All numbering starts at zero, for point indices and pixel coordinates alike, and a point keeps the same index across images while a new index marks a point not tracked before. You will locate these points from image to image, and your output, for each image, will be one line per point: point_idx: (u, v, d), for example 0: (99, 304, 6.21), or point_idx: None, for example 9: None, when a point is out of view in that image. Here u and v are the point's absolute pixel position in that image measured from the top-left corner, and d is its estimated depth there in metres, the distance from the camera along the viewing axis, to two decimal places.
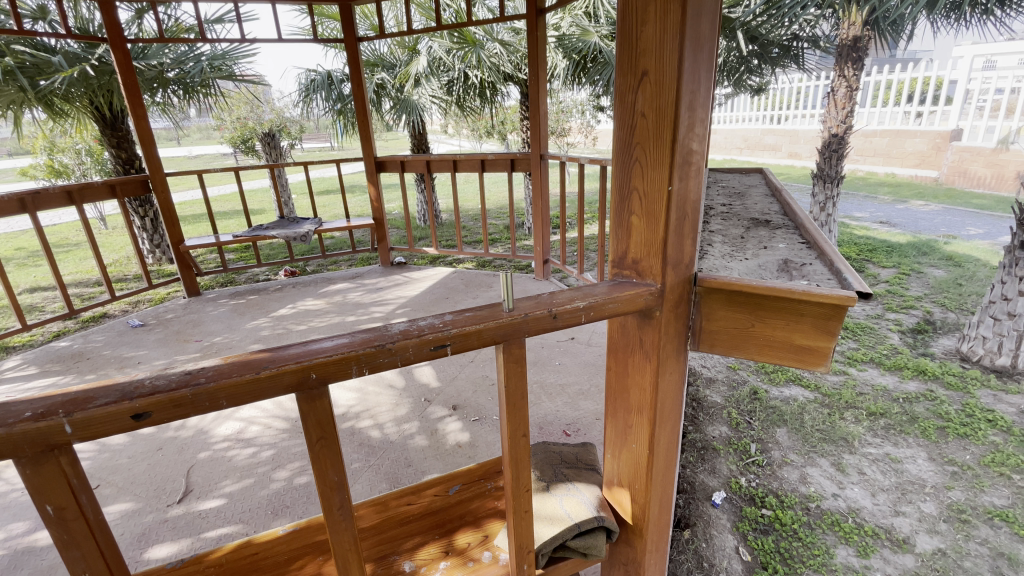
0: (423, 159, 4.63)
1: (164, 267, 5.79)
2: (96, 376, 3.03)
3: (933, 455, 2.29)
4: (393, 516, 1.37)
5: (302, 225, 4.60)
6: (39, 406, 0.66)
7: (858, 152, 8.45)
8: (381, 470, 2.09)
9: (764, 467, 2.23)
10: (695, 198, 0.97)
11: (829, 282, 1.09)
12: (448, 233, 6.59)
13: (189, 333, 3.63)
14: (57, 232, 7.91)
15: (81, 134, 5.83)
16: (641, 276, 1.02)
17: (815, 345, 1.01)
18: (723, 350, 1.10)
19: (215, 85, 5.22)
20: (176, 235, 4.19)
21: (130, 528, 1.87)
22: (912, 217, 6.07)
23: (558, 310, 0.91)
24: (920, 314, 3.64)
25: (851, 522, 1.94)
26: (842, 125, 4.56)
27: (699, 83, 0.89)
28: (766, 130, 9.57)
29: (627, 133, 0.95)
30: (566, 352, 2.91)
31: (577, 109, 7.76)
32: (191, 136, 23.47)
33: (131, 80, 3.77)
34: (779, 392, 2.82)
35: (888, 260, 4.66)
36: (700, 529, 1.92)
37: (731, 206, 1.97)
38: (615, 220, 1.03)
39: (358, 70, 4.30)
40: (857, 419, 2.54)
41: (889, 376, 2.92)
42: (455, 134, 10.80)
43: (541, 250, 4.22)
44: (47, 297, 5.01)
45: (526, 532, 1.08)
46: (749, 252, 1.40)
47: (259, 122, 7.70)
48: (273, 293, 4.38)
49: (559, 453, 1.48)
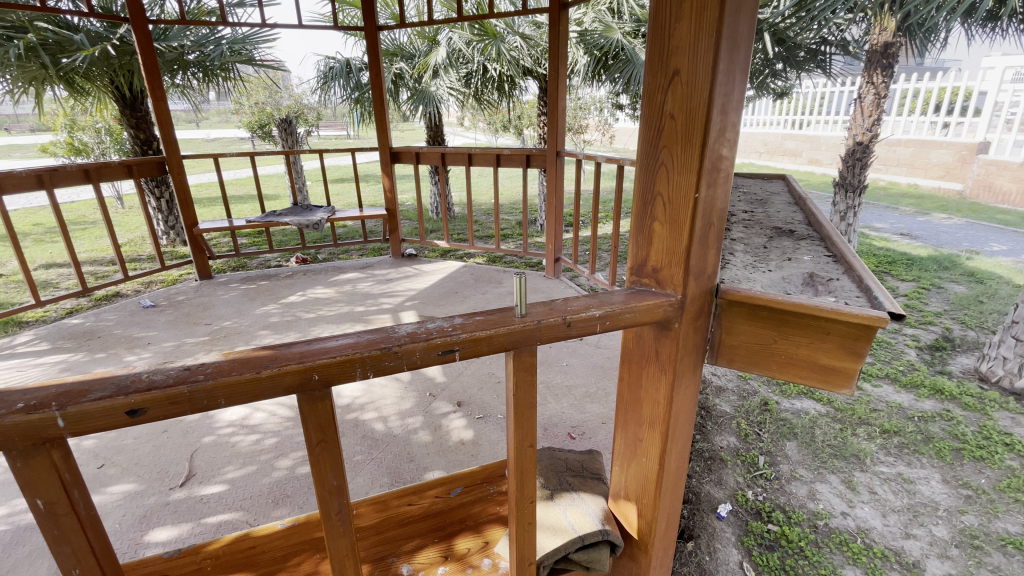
0: (439, 152, 4.58)
1: (177, 249, 5.83)
2: (105, 355, 3.04)
3: (947, 477, 2.22)
4: (393, 516, 1.35)
5: (315, 213, 4.59)
6: (32, 397, 0.64)
7: (881, 162, 8.28)
8: (383, 464, 2.07)
9: (772, 481, 2.17)
10: (721, 205, 0.93)
11: (857, 300, 1.03)
12: (460, 227, 6.56)
13: (199, 316, 3.64)
14: (75, 210, 8.00)
15: (100, 113, 5.87)
16: (660, 285, 0.98)
17: (840, 365, 0.96)
18: (742, 366, 1.06)
19: (234, 70, 5.21)
20: (190, 217, 4.20)
21: (132, 509, 1.87)
22: (933, 230, 5.92)
23: (573, 317, 0.87)
24: (939, 331, 3.55)
25: (860, 543, 1.88)
26: (868, 133, 4.44)
27: (732, 85, 0.84)
28: (786, 135, 9.40)
29: (654, 136, 0.90)
30: (574, 353, 2.87)
31: (595, 107, 7.68)
32: (210, 119, 23.62)
33: (151, 61, 3.77)
34: (791, 405, 2.76)
35: (907, 274, 4.55)
36: (704, 541, 1.88)
37: (753, 214, 1.91)
38: (636, 226, 0.98)
39: (377, 59, 4.26)
40: (870, 436, 2.48)
41: (905, 394, 2.85)
42: (470, 128, 10.74)
43: (553, 248, 4.18)
44: (62, 274, 5.06)
45: (528, 544, 1.05)
46: (772, 263, 1.35)
47: (277, 108, 7.72)
48: (283, 279, 4.38)
49: (565, 459, 1.45)
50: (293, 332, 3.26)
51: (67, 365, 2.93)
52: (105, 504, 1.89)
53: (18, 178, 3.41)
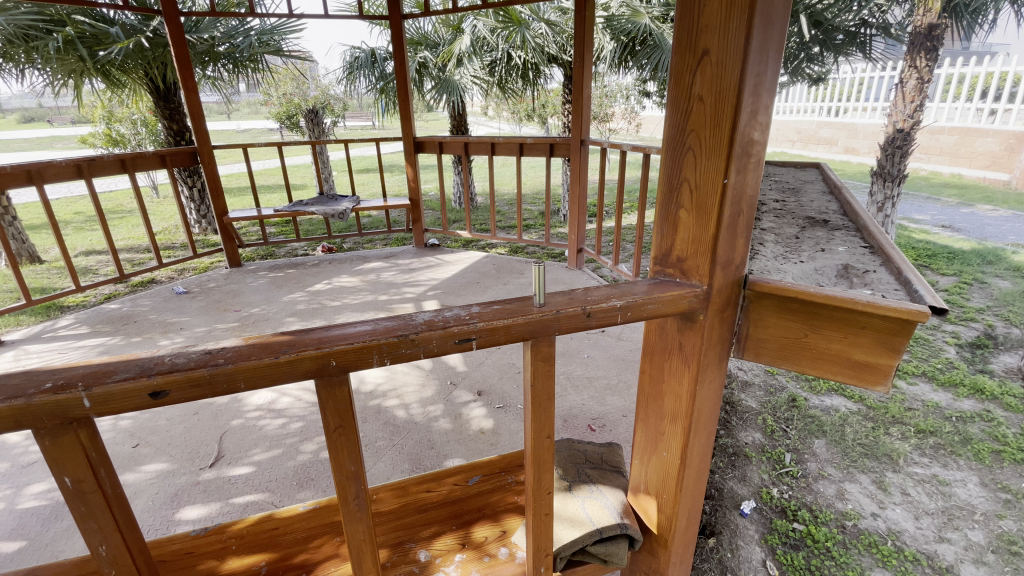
0: (462, 141, 4.56)
1: (208, 237, 6.01)
2: (141, 339, 3.16)
3: (985, 480, 2.12)
4: (412, 502, 1.36)
5: (340, 203, 4.64)
6: (59, 378, 0.65)
7: (922, 150, 7.90)
8: (404, 450, 2.09)
9: (799, 479, 2.12)
10: (751, 192, 0.89)
11: (895, 293, 0.98)
12: (482, 217, 6.57)
13: (229, 302, 3.74)
14: (113, 199, 8.32)
15: (136, 104, 6.04)
16: (685, 276, 0.95)
17: (875, 361, 0.91)
18: (770, 361, 1.02)
19: (263, 61, 5.29)
20: (221, 207, 4.30)
21: (164, 488, 1.94)
22: (977, 222, 5.63)
23: (592, 308, 0.85)
24: (980, 328, 3.38)
25: (890, 545, 1.82)
26: (909, 120, 4.23)
27: (765, 66, 0.80)
28: (822, 122, 9.07)
29: (681, 119, 0.87)
30: (596, 345, 2.84)
31: (621, 94, 7.52)
32: (241, 111, 24.18)
33: (183, 53, 3.84)
34: (820, 401, 2.68)
35: (948, 268, 4.35)
36: (726, 538, 1.85)
37: (785, 203, 1.84)
38: (660, 213, 0.95)
39: (402, 48, 4.25)
40: (903, 435, 2.38)
41: (942, 393, 2.73)
42: (494, 116, 10.69)
43: (576, 239, 4.14)
44: (101, 260, 5.27)
45: (545, 535, 1.03)
46: (804, 254, 1.29)
47: (304, 99, 7.82)
48: (310, 268, 4.46)
49: (584, 452, 1.43)
50: (319, 320, 3.32)
51: (105, 348, 3.05)
52: (139, 482, 1.97)
53: (58, 168, 3.53)
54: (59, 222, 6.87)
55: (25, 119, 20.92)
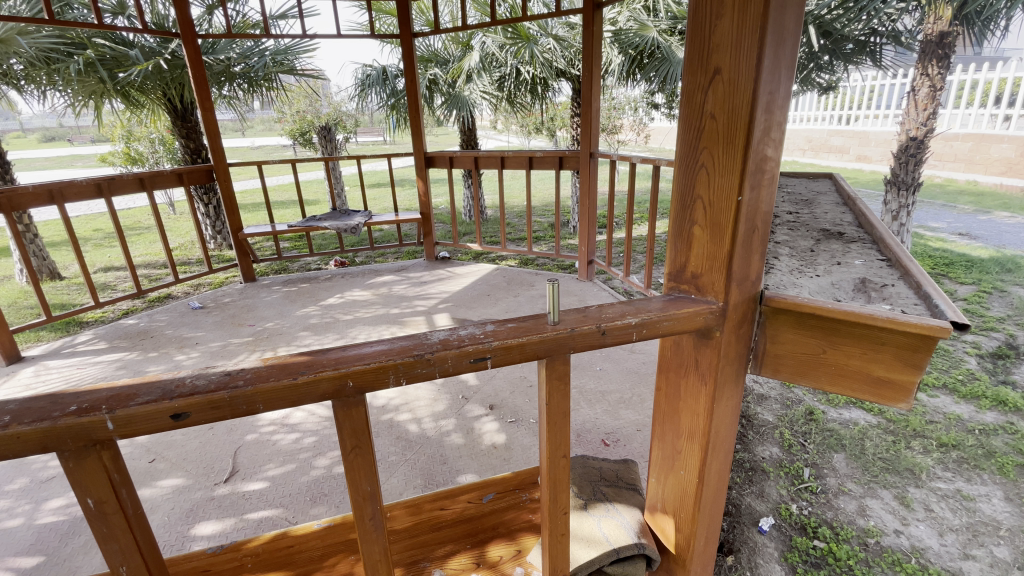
0: (472, 155, 4.60)
1: (223, 253, 6.11)
2: (157, 354, 3.20)
3: (1011, 495, 2.06)
4: (427, 520, 1.36)
5: (353, 218, 4.69)
6: (85, 401, 0.67)
7: (936, 158, 7.82)
8: (417, 465, 2.09)
9: (818, 495, 2.07)
10: (766, 208, 0.89)
11: (915, 308, 0.97)
12: (493, 229, 6.61)
13: (243, 317, 3.78)
14: (131, 215, 8.51)
15: (154, 124, 6.20)
16: (700, 292, 0.94)
17: (896, 378, 0.90)
18: (788, 377, 1.01)
19: (277, 80, 5.41)
20: (236, 223, 4.37)
21: (180, 503, 1.95)
22: (995, 229, 5.54)
23: (607, 326, 0.85)
24: (1002, 337, 3.30)
25: (914, 563, 1.76)
26: (923, 127, 4.18)
27: (778, 83, 0.80)
28: (833, 131, 9.03)
29: (694, 136, 0.87)
30: (608, 358, 2.83)
31: (630, 106, 7.55)
32: (255, 128, 24.67)
33: (200, 73, 3.94)
34: (838, 414, 2.63)
35: (967, 276, 4.27)
36: (745, 556, 1.81)
37: (798, 215, 1.83)
38: (674, 229, 0.95)
39: (413, 65, 4.31)
40: (925, 449, 2.33)
41: (964, 405, 2.66)
42: (502, 130, 10.80)
43: (587, 250, 4.14)
44: (119, 276, 5.38)
45: (561, 555, 1.02)
46: (819, 268, 1.28)
47: (317, 115, 7.97)
48: (323, 282, 4.51)
49: (598, 469, 1.41)
50: (332, 334, 3.34)
51: (122, 363, 3.10)
52: (156, 497, 1.99)
53: (78, 186, 3.62)
54: (79, 239, 7.03)
55: (47, 138, 21.51)
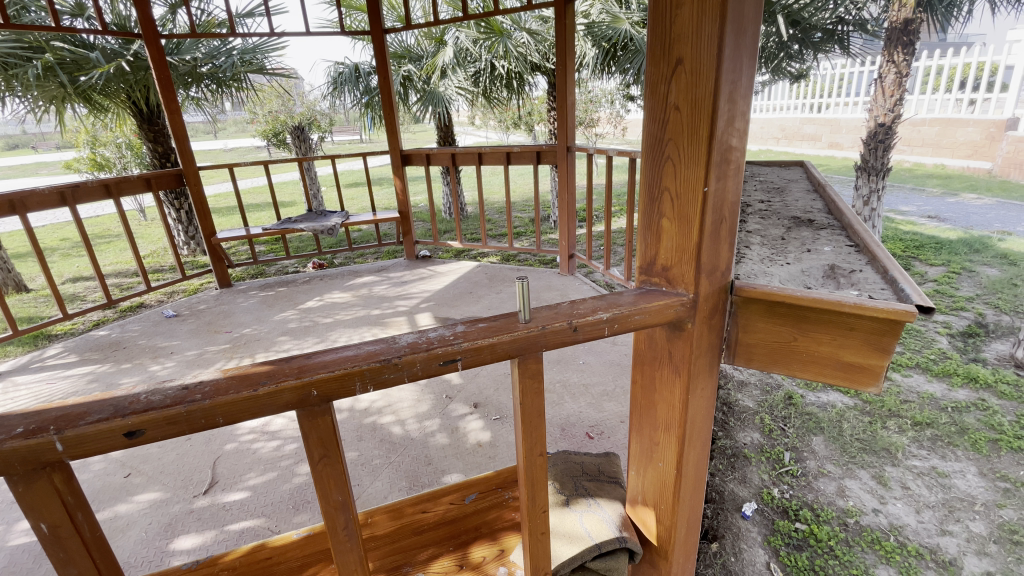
0: (449, 152, 4.55)
1: (197, 259, 5.98)
2: (131, 365, 3.12)
3: (984, 470, 2.12)
4: (408, 524, 1.34)
5: (329, 219, 4.60)
6: (32, 422, 0.64)
7: (906, 142, 8.00)
8: (401, 468, 2.07)
9: (799, 478, 2.11)
10: (733, 198, 0.89)
11: (882, 292, 0.98)
12: (472, 226, 6.60)
13: (220, 324, 3.70)
14: (100, 223, 8.28)
15: (119, 128, 6.03)
16: (671, 285, 0.94)
17: (866, 362, 0.91)
18: (761, 365, 1.01)
19: (247, 79, 5.27)
20: (208, 228, 4.28)
21: (158, 517, 1.90)
22: (962, 211, 5.70)
23: (579, 322, 0.84)
24: (971, 316, 3.40)
25: (893, 541, 1.81)
26: (890, 114, 4.27)
27: (740, 72, 0.80)
28: (804, 119, 9.19)
29: (659, 128, 0.86)
30: (591, 351, 2.83)
31: (606, 99, 7.56)
32: (227, 129, 24.17)
33: (165, 75, 3.82)
34: (816, 398, 2.68)
35: (936, 258, 4.39)
36: (729, 542, 1.83)
37: (770, 203, 1.85)
38: (644, 221, 0.95)
39: (385, 62, 4.24)
40: (901, 428, 2.39)
41: (937, 383, 2.74)
42: (480, 126, 10.73)
43: (567, 244, 4.13)
44: (88, 287, 5.22)
45: (543, 554, 1.01)
46: (790, 256, 1.29)
47: (290, 115, 7.83)
48: (301, 285, 4.43)
49: (580, 463, 1.41)
50: (312, 338, 3.29)
51: (94, 376, 3.01)
52: (132, 513, 1.93)
53: (41, 196, 3.48)
54: (45, 250, 6.81)
55: (10, 145, 20.87)
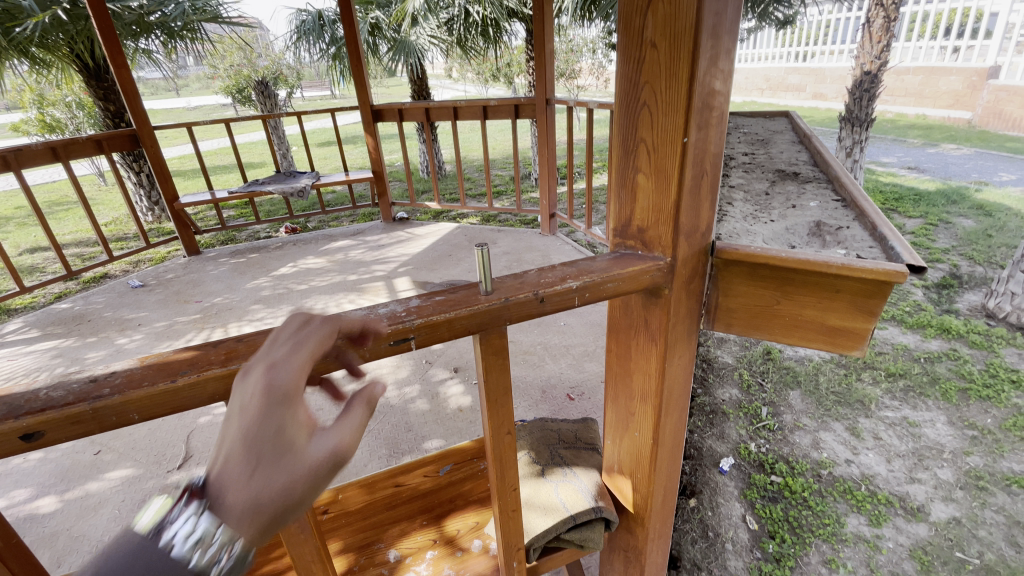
0: (422, 107, 4.32)
1: (163, 226, 5.72)
2: (97, 339, 2.99)
3: (953, 419, 2.17)
4: (381, 499, 1.30)
5: (298, 180, 4.38)
6: None
7: (888, 92, 7.89)
8: (381, 435, 2.04)
9: (775, 432, 2.13)
10: (715, 149, 0.80)
11: (870, 250, 0.92)
12: (450, 186, 6.40)
13: (189, 293, 3.55)
14: (57, 190, 7.83)
15: (66, 85, 5.57)
16: (647, 248, 0.86)
17: (850, 326, 0.86)
18: (741, 331, 0.96)
19: (201, 29, 4.86)
20: (168, 192, 4.05)
21: (131, 495, 1.84)
22: (941, 161, 5.70)
23: (546, 292, 0.76)
24: (947, 268, 3.42)
25: (863, 490, 1.85)
26: (877, 61, 4.14)
27: (725, 3, 0.69)
28: (790, 69, 8.99)
29: (633, 70, 0.76)
30: (572, 312, 2.78)
31: (587, 49, 7.24)
32: (190, 86, 22.84)
33: (107, 24, 3.48)
34: (794, 352, 2.69)
35: (915, 209, 4.39)
36: (706, 497, 1.84)
37: (754, 156, 1.77)
38: (617, 178, 0.86)
39: (350, 9, 3.93)
40: (874, 380, 2.42)
41: (911, 335, 2.77)
42: (457, 79, 10.29)
43: (548, 203, 4.02)
44: (48, 258, 4.96)
45: (515, 530, 0.98)
46: (775, 212, 1.22)
47: (254, 69, 7.36)
48: (273, 251, 4.26)
49: (557, 431, 1.38)
50: (286, 306, 3.18)
51: (58, 351, 2.88)
52: (103, 491, 1.87)
53: None
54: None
55: None
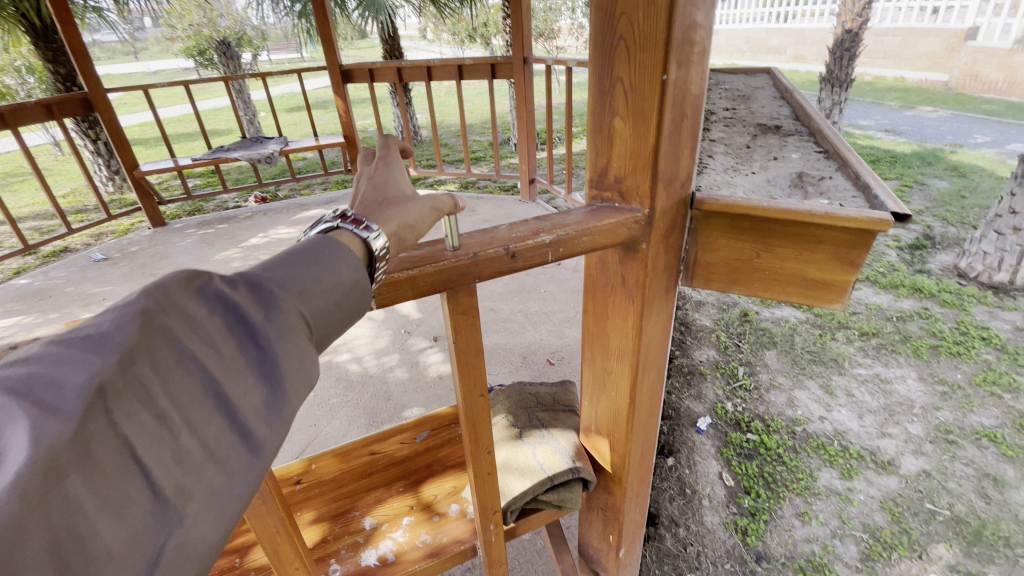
0: (394, 67, 4.12)
1: (125, 197, 5.45)
2: (58, 316, 2.85)
3: (924, 375, 2.23)
4: (356, 468, 1.27)
5: (266, 146, 4.19)
6: None
7: (868, 54, 7.84)
8: (360, 405, 2.00)
9: (751, 391, 2.16)
10: (695, 91, 0.75)
11: (853, 200, 0.88)
12: (427, 152, 6.22)
13: (155, 266, 3.41)
14: (8, 161, 7.37)
15: (10, 47, 5.15)
16: (624, 199, 0.82)
17: (831, 278, 0.83)
18: (720, 286, 0.93)
19: None
20: (128, 160, 3.82)
21: None
22: (917, 124, 5.73)
23: (517, 247, 0.71)
24: (920, 229, 3.47)
25: (836, 445, 1.89)
26: (858, 19, 4.07)
27: None
28: (771, 30, 8.85)
29: (607, 2, 0.70)
30: (553, 279, 2.75)
31: (566, 7, 6.98)
32: (147, 49, 21.53)
33: None
34: (770, 313, 2.71)
35: (891, 171, 4.42)
36: (684, 456, 1.87)
37: (735, 111, 1.72)
38: (593, 124, 0.80)
39: None
40: (848, 339, 2.47)
41: (885, 295, 2.81)
42: (432, 41, 9.87)
43: (527, 168, 3.93)
44: (2, 232, 4.70)
45: (491, 494, 0.96)
46: (756, 164, 1.18)
47: (214, 28, 6.92)
48: (244, 221, 4.10)
49: (535, 394, 1.36)
50: None
51: (17, 329, 2.74)
52: None
53: None
54: None
55: None
